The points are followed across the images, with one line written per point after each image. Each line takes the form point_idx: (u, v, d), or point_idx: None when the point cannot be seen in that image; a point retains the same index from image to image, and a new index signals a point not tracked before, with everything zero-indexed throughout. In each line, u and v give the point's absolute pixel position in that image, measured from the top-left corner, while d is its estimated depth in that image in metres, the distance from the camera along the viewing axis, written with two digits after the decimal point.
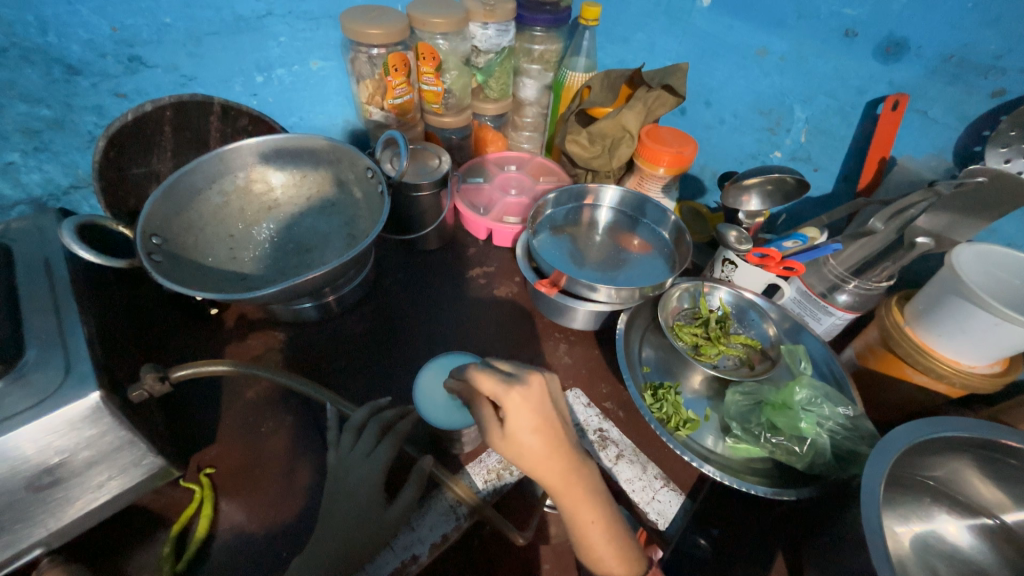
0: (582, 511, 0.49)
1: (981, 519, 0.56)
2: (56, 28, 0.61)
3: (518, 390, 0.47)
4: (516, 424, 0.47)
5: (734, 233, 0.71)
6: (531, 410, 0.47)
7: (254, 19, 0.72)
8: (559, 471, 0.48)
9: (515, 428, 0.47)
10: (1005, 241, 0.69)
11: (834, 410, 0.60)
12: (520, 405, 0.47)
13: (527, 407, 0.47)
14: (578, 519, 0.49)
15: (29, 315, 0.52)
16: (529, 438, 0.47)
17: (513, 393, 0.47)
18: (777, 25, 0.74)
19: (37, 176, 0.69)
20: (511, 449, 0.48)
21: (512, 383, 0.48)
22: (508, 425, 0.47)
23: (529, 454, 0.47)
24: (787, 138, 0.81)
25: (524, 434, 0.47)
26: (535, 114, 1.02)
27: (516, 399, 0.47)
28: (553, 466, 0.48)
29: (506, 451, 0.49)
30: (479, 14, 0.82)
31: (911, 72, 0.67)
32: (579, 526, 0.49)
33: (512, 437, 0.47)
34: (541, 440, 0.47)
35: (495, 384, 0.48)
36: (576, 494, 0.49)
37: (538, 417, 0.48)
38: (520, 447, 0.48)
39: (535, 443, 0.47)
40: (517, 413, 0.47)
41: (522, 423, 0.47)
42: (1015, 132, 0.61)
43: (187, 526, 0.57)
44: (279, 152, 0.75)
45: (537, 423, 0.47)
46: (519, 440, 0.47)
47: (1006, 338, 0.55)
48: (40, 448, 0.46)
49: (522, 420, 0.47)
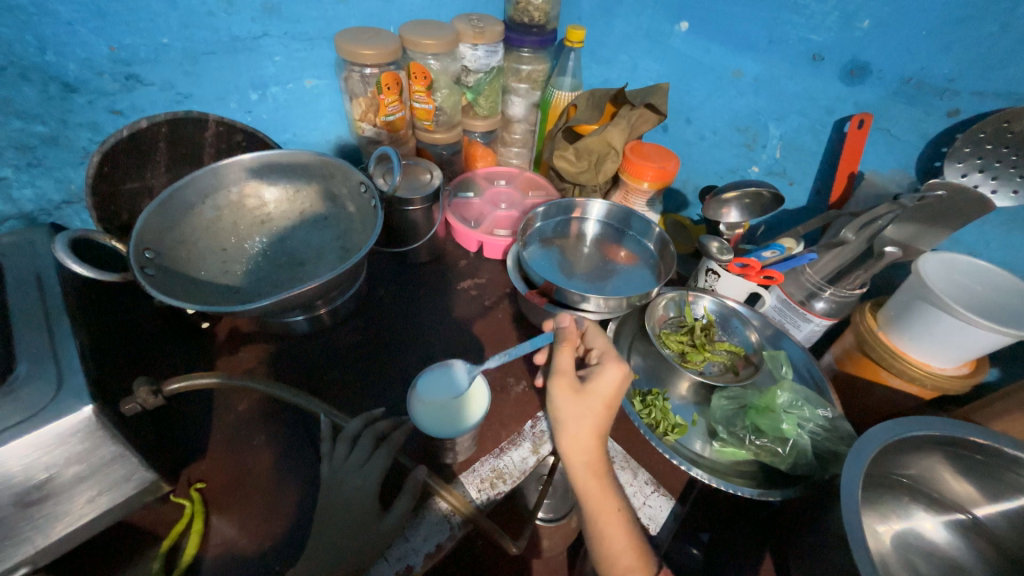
0: (604, 495, 0.52)
1: (955, 515, 0.59)
2: (54, 48, 0.62)
3: (617, 365, 0.55)
4: (597, 388, 0.54)
5: (715, 243, 0.76)
6: (614, 386, 0.54)
7: (250, 40, 0.74)
8: (599, 448, 0.53)
9: (592, 391, 0.54)
10: (966, 250, 0.73)
11: (814, 412, 0.62)
12: (614, 378, 0.54)
13: (616, 380, 0.55)
14: (604, 505, 0.52)
15: (20, 331, 0.52)
16: (600, 406, 0.54)
17: (611, 364, 0.56)
18: (750, 49, 0.78)
19: (28, 191, 0.69)
20: (576, 406, 0.53)
21: (617, 360, 0.56)
22: (589, 385, 0.54)
23: (588, 423, 0.53)
24: (764, 153, 0.85)
25: (600, 402, 0.54)
26: (523, 131, 1.06)
27: (616, 372, 0.54)
28: (597, 442, 0.53)
29: (565, 410, 0.54)
30: (469, 36, 0.86)
31: (874, 93, 0.72)
32: (601, 510, 0.52)
33: (584, 395, 0.54)
34: (605, 413, 0.54)
35: (605, 353, 0.58)
36: (601, 476, 0.53)
37: (615, 395, 0.55)
38: (584, 413, 0.53)
39: (600, 413, 0.54)
40: (607, 383, 0.54)
41: (602, 391, 0.54)
42: (969, 148, 0.65)
43: (176, 543, 0.56)
44: (273, 166, 0.76)
45: (612, 397, 0.54)
46: (587, 404, 0.53)
47: (970, 341, 0.59)
48: (27, 464, 0.45)
49: (605, 391, 0.54)
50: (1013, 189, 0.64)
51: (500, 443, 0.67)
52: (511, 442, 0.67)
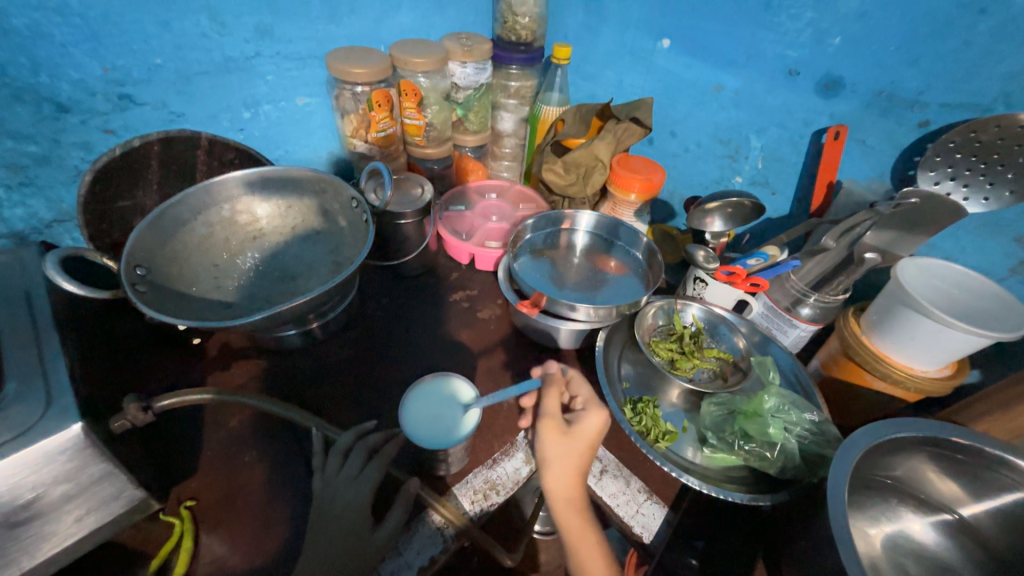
0: (584, 529, 0.52)
1: (941, 515, 0.60)
2: (48, 69, 0.63)
3: (601, 411, 0.56)
4: (578, 434, 0.55)
5: (702, 252, 0.78)
6: (597, 431, 0.55)
7: (243, 60, 0.76)
8: (581, 491, 0.53)
9: (576, 436, 0.54)
10: (943, 255, 0.75)
11: (800, 417, 0.63)
12: (597, 425, 0.55)
13: (597, 427, 0.55)
14: (582, 539, 0.51)
15: (8, 350, 0.52)
16: (582, 450, 0.54)
17: (595, 409, 0.56)
18: (729, 65, 0.81)
19: (20, 210, 0.70)
20: (558, 448, 0.54)
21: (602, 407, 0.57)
22: (572, 429, 0.55)
23: (570, 466, 0.53)
24: (746, 164, 0.87)
25: (582, 448, 0.54)
26: (513, 145, 1.08)
27: (599, 418, 0.55)
28: (579, 484, 0.53)
29: (547, 450, 0.54)
30: (458, 54, 0.89)
31: (848, 106, 0.74)
32: (582, 548, 0.51)
33: (566, 440, 0.54)
34: (587, 457, 0.54)
35: (590, 400, 0.58)
36: (582, 512, 0.53)
37: (597, 440, 0.55)
38: (568, 455, 0.54)
39: (583, 457, 0.54)
40: (591, 429, 0.55)
41: (585, 437, 0.55)
42: (940, 157, 0.67)
43: (165, 561, 0.55)
44: (266, 183, 0.77)
45: (594, 443, 0.55)
46: (571, 448, 0.54)
47: (949, 343, 0.61)
48: (12, 485, 0.45)
49: (588, 436, 0.55)
50: (984, 197, 0.67)
51: (493, 454, 0.67)
52: (504, 453, 0.67)
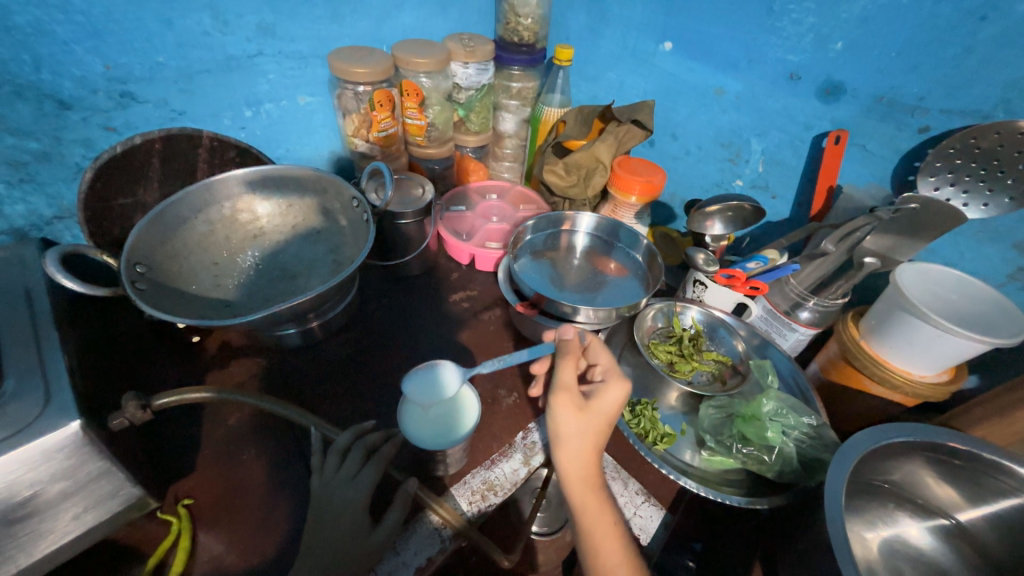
0: (597, 504, 0.52)
1: (938, 520, 0.60)
2: (50, 67, 0.63)
3: (619, 384, 0.54)
4: (597, 408, 0.53)
5: (702, 255, 0.77)
6: (616, 405, 0.54)
7: (245, 59, 0.76)
8: (595, 464, 0.53)
9: (594, 409, 0.53)
10: (942, 260, 0.75)
11: (799, 420, 0.63)
12: (619, 398, 0.54)
13: (616, 401, 0.54)
14: (596, 517, 0.51)
15: (7, 347, 0.52)
16: (601, 424, 0.53)
17: (615, 382, 0.54)
18: (731, 68, 0.81)
19: (20, 207, 0.70)
20: (575, 422, 0.52)
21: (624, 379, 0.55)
22: (591, 403, 0.53)
23: (587, 440, 0.52)
24: (747, 167, 0.88)
25: (602, 422, 0.53)
26: (514, 145, 1.08)
27: (621, 391, 0.54)
28: (594, 459, 0.53)
29: (562, 424, 0.52)
30: (460, 54, 0.89)
31: (849, 111, 0.74)
32: (595, 522, 0.51)
33: (584, 413, 0.52)
34: (603, 430, 0.53)
35: (612, 371, 0.56)
36: (595, 488, 0.52)
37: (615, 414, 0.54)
38: (587, 428, 0.52)
39: (600, 430, 0.53)
40: (613, 402, 0.53)
41: (603, 411, 0.53)
42: (940, 163, 0.67)
43: (162, 561, 0.55)
44: (268, 181, 0.77)
45: (612, 416, 0.53)
46: (589, 422, 0.52)
47: (947, 348, 0.61)
48: (11, 482, 0.45)
49: (609, 410, 0.53)
50: (983, 203, 0.67)
51: (492, 455, 0.67)
52: (502, 454, 0.67)
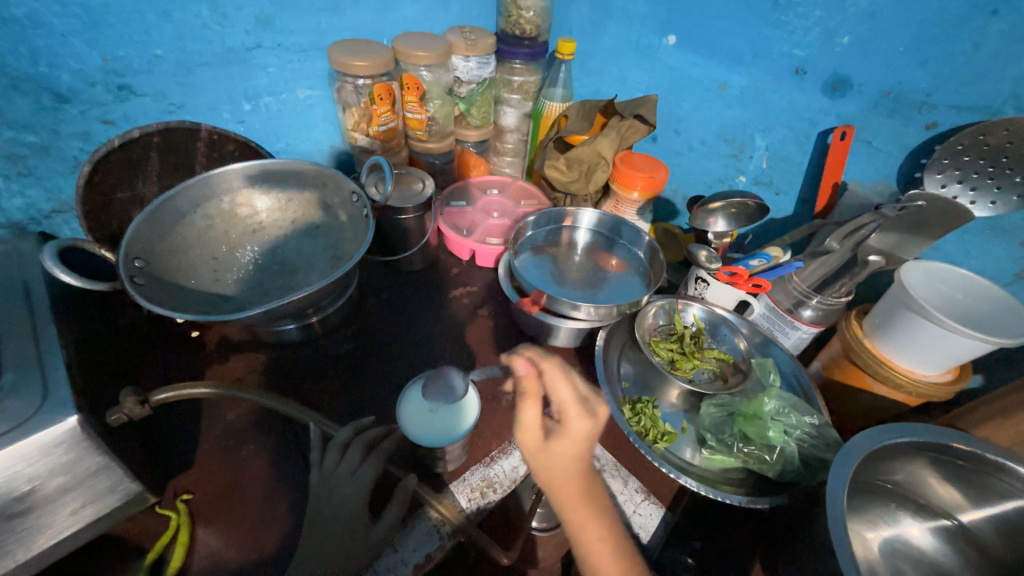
0: (586, 524, 0.50)
1: (940, 520, 0.59)
2: (47, 58, 0.62)
3: (581, 416, 0.51)
4: (561, 445, 0.50)
5: (704, 252, 0.77)
6: (582, 437, 0.50)
7: (244, 52, 0.75)
8: (576, 492, 0.50)
9: (557, 447, 0.50)
10: (947, 258, 0.74)
11: (801, 420, 0.63)
12: (582, 430, 0.50)
13: (580, 433, 0.50)
14: (585, 534, 0.49)
15: (6, 342, 0.52)
16: (569, 459, 0.50)
17: (576, 414, 0.51)
18: (736, 62, 0.80)
19: (18, 201, 0.69)
20: (541, 460, 0.50)
21: (584, 408, 0.52)
22: (553, 441, 0.50)
23: (556, 476, 0.50)
24: (751, 163, 0.87)
25: (570, 455, 0.50)
26: (515, 140, 1.07)
27: (579, 427, 0.50)
28: (574, 488, 0.50)
29: (532, 463, 0.51)
30: (462, 47, 0.88)
31: (855, 106, 0.73)
32: (587, 544, 0.49)
33: (551, 452, 0.50)
34: (575, 462, 0.50)
35: (570, 402, 0.52)
36: (583, 509, 0.50)
37: (583, 445, 0.50)
38: (555, 464, 0.50)
39: (570, 466, 0.50)
40: (576, 435, 0.50)
41: (566, 447, 0.50)
42: (947, 160, 0.66)
43: (161, 555, 0.55)
44: (266, 176, 0.77)
45: (581, 448, 0.50)
46: (553, 460, 0.50)
47: (953, 348, 0.60)
48: (9, 476, 0.45)
49: (574, 444, 0.50)
50: (992, 200, 0.66)
51: (491, 452, 0.67)
52: (501, 451, 0.67)
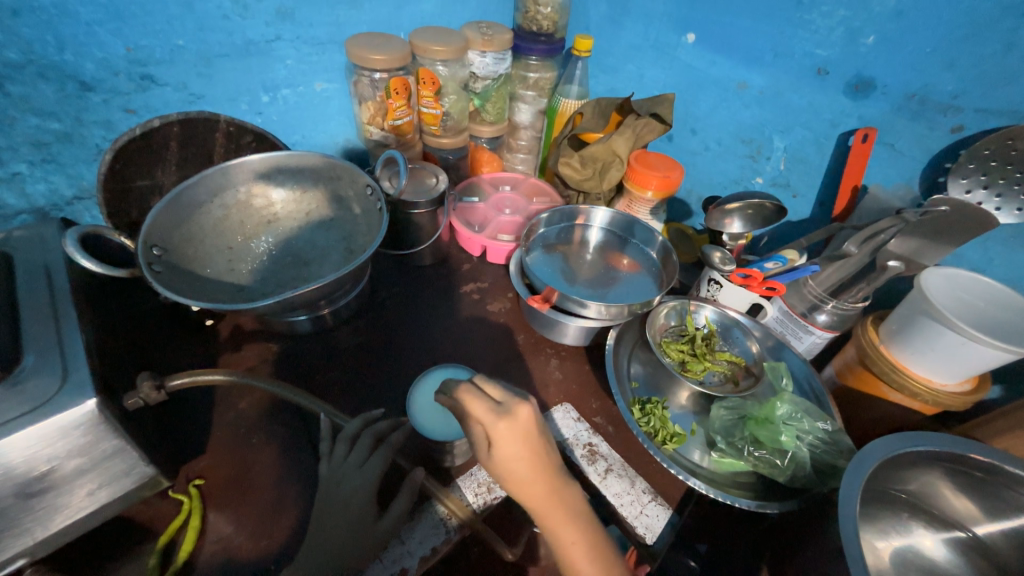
0: (559, 529, 0.50)
1: (954, 532, 0.58)
2: (73, 48, 0.63)
3: (500, 420, 0.51)
4: (504, 454, 0.50)
5: (718, 254, 0.76)
6: (517, 443, 0.50)
7: (263, 44, 0.76)
8: (540, 497, 0.50)
9: (501, 457, 0.51)
10: (969, 266, 0.72)
11: (813, 425, 0.62)
12: (507, 435, 0.50)
13: (511, 436, 0.50)
14: (562, 541, 0.49)
15: (29, 324, 0.53)
16: (516, 464, 0.50)
17: (496, 420, 0.51)
18: (756, 62, 0.79)
19: (42, 186, 0.71)
20: (498, 472, 0.51)
21: (499, 414, 0.51)
22: (495, 452, 0.51)
23: (513, 484, 0.51)
24: (768, 165, 0.85)
25: (509, 461, 0.50)
26: (529, 137, 1.07)
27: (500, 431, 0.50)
28: (535, 492, 0.50)
29: (494, 475, 0.52)
30: (479, 42, 0.88)
31: (878, 108, 0.72)
32: (564, 550, 0.49)
33: (500, 463, 0.51)
34: (526, 465, 0.50)
35: (484, 413, 0.51)
36: (554, 515, 0.50)
37: (522, 448, 0.51)
38: (507, 472, 0.51)
39: (520, 472, 0.50)
40: (505, 442, 0.50)
41: (508, 455, 0.50)
42: (973, 164, 0.65)
43: (172, 540, 0.56)
44: (281, 169, 0.77)
45: (523, 450, 0.50)
46: (504, 470, 0.51)
47: (971, 357, 0.59)
48: (28, 455, 0.46)
49: (510, 448, 0.50)
50: (1017, 207, 0.64)
51: None
52: None
